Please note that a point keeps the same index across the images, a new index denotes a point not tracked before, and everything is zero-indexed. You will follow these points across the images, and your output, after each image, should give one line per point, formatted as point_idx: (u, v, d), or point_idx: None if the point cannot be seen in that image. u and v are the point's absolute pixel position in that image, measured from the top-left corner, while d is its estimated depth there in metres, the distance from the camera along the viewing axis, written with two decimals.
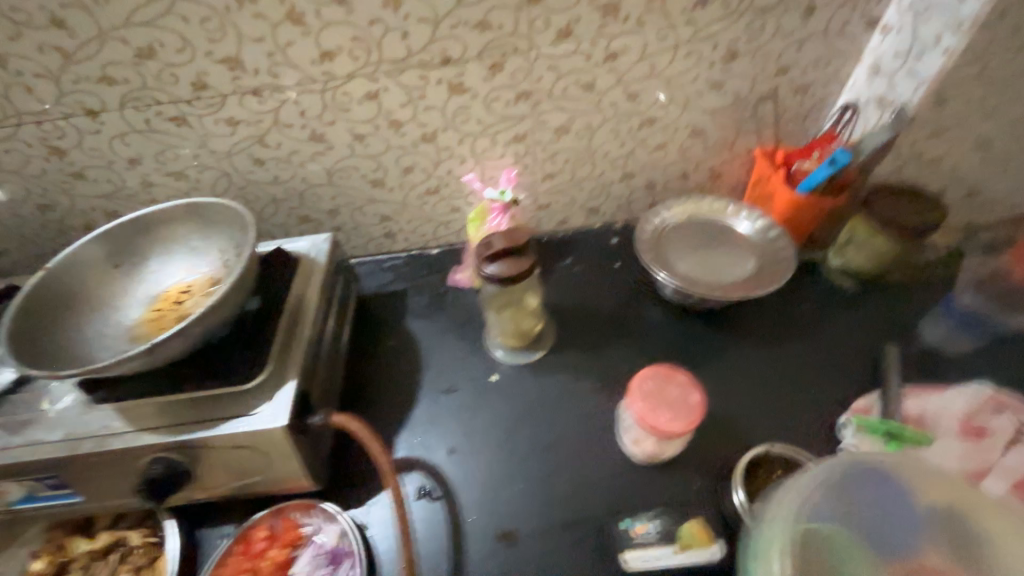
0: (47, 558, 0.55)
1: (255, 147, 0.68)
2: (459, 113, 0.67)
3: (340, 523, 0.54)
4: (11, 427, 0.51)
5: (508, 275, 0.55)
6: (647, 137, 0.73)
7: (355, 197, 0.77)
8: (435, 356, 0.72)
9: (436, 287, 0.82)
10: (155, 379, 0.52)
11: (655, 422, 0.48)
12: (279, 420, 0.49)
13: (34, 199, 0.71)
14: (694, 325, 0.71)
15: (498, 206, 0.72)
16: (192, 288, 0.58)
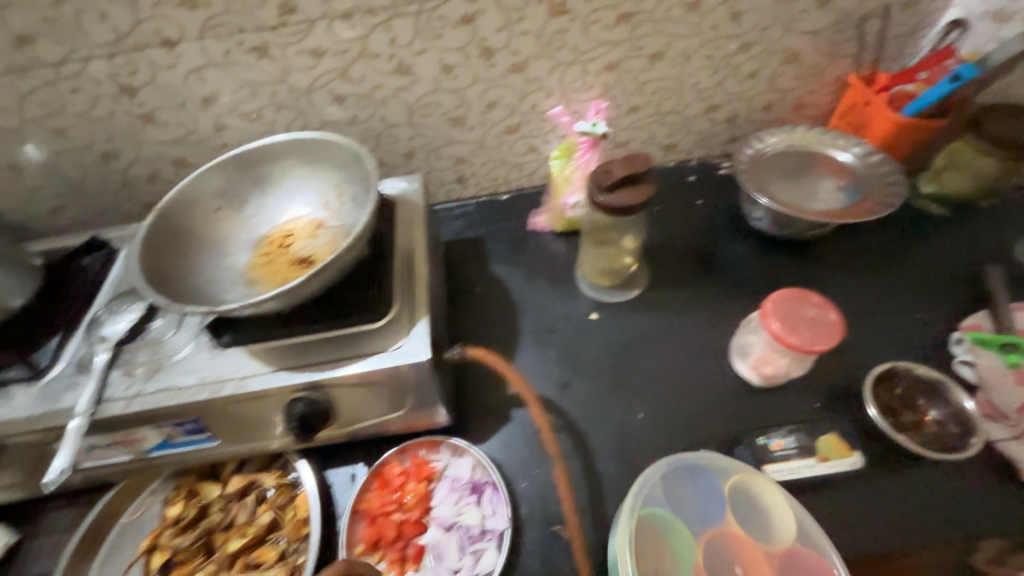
0: (183, 503, 0.57)
1: (338, 82, 0.64)
2: (554, 39, 0.63)
3: (472, 455, 0.54)
4: (140, 374, 0.50)
5: (632, 203, 0.54)
6: (741, 63, 0.70)
7: (433, 137, 0.73)
8: (528, 299, 0.71)
9: (514, 233, 0.79)
10: (280, 323, 0.50)
11: (798, 341, 0.48)
12: (422, 354, 0.49)
13: (98, 147, 0.66)
14: (791, 257, 0.70)
15: (586, 141, 0.69)
16: (299, 231, 0.56)
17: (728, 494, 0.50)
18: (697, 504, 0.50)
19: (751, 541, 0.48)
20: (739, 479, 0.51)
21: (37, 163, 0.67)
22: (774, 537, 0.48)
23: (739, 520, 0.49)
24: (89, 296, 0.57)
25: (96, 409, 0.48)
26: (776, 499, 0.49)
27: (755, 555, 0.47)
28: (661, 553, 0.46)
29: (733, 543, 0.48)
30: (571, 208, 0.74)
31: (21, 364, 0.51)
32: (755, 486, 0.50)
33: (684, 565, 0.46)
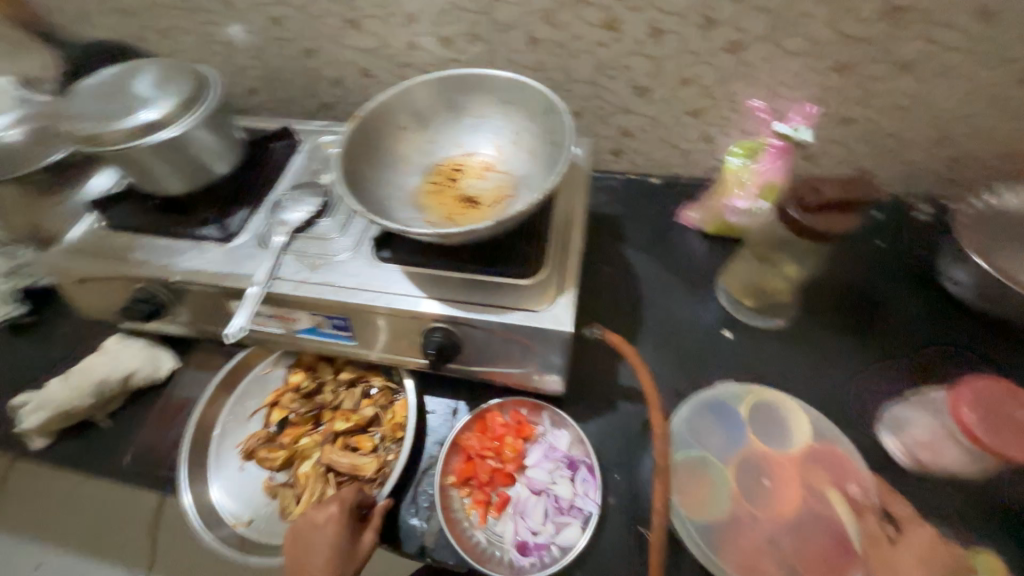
0: (301, 374, 0.64)
1: (539, 24, 0.61)
2: (790, 22, 0.55)
3: (571, 430, 0.55)
4: (309, 264, 0.55)
5: (837, 232, 0.47)
6: (1009, 97, 0.57)
7: (609, 103, 0.69)
8: (658, 294, 0.67)
9: (657, 222, 0.75)
10: (437, 255, 0.52)
11: (993, 443, 0.42)
12: (566, 326, 0.48)
13: (303, 42, 0.71)
14: (983, 338, 0.60)
15: (778, 145, 0.61)
16: (470, 168, 0.57)
17: (744, 416, 0.56)
18: (722, 435, 0.55)
19: (767, 446, 0.54)
20: (753, 399, 0.57)
21: (250, 46, 0.73)
22: (789, 439, 0.54)
23: (757, 432, 0.55)
24: (274, 179, 0.63)
25: (270, 283, 0.54)
26: (789, 410, 0.56)
27: (780, 459, 0.53)
28: (699, 480, 0.52)
29: (760, 460, 0.53)
30: (733, 212, 0.67)
31: (216, 225, 0.58)
32: (768, 402, 0.57)
33: (723, 495, 0.51)
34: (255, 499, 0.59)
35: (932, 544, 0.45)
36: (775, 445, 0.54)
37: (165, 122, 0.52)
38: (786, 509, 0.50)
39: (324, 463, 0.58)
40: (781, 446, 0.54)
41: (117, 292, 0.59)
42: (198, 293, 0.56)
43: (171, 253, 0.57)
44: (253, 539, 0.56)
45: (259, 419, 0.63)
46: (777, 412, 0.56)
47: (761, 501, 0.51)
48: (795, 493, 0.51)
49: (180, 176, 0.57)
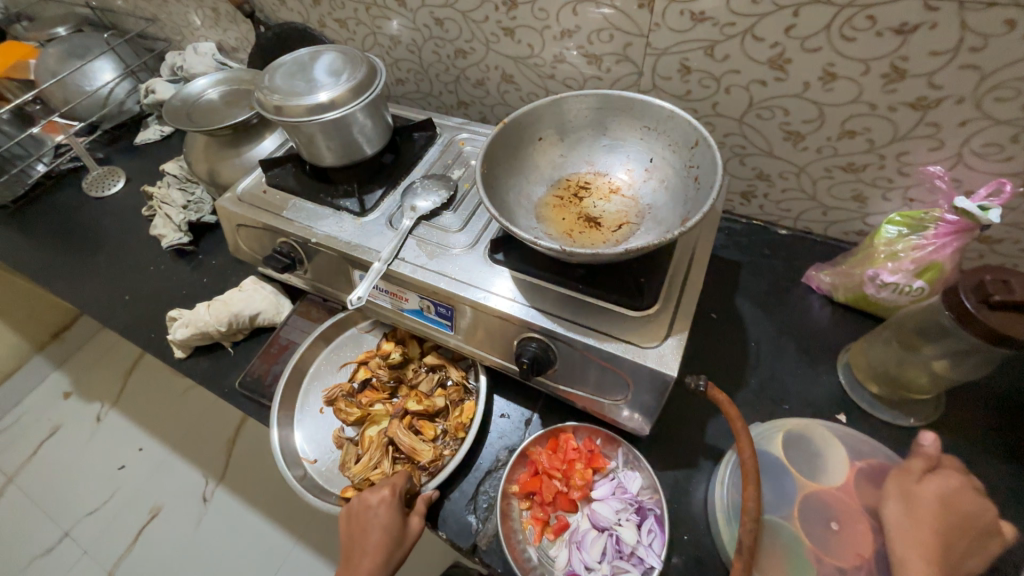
0: (393, 345, 0.66)
1: (697, 54, 0.59)
2: (1005, 86, 0.47)
3: (645, 475, 0.53)
4: (428, 251, 0.58)
5: (1021, 338, 0.40)
6: None
7: (752, 143, 0.65)
8: (765, 354, 0.62)
9: (777, 276, 0.69)
10: (548, 268, 0.53)
11: None
12: (671, 369, 0.46)
13: (458, 43, 0.75)
14: None
15: (954, 222, 0.53)
16: (598, 188, 0.57)
17: (785, 457, 0.53)
18: (775, 488, 0.51)
19: (816, 484, 0.51)
20: (787, 435, 0.54)
21: (411, 41, 0.79)
22: (837, 472, 0.52)
23: (802, 471, 0.52)
24: (410, 166, 0.68)
25: (391, 261, 0.58)
26: (821, 437, 0.54)
27: (834, 494, 0.50)
28: (772, 550, 0.48)
29: (825, 507, 0.50)
30: (876, 285, 0.59)
31: (354, 199, 0.64)
32: (798, 432, 0.54)
33: (802, 563, 0.47)
34: (325, 444, 0.63)
35: (960, 486, 0.47)
36: (829, 484, 0.51)
37: (335, 104, 0.58)
38: (865, 551, 0.47)
39: (387, 435, 0.59)
40: (827, 481, 0.51)
41: (264, 241, 0.67)
42: (327, 257, 0.62)
43: (313, 217, 0.64)
44: (314, 480, 0.60)
45: (347, 371, 0.68)
46: (809, 444, 0.54)
47: (838, 552, 0.47)
48: (867, 530, 0.48)
49: (336, 151, 0.63)
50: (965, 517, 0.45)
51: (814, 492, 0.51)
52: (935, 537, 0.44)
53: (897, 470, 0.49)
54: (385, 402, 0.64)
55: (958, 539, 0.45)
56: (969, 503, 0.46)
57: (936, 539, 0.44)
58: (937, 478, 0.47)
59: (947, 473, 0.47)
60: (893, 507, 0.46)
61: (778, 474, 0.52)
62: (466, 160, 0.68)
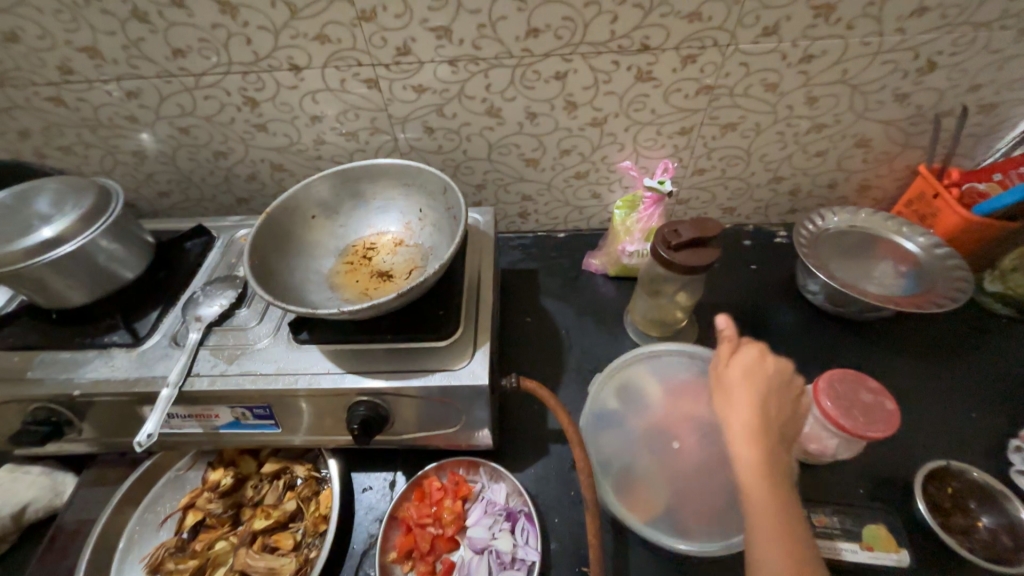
0: (223, 470, 0.60)
1: (432, 116, 0.69)
2: (637, 101, 0.67)
3: (508, 482, 0.57)
4: (226, 356, 0.55)
5: (690, 265, 0.56)
6: (811, 142, 0.72)
7: (506, 174, 0.78)
8: (575, 336, 0.73)
9: (567, 270, 0.83)
10: (355, 330, 0.55)
11: (849, 423, 0.49)
12: (483, 379, 0.52)
13: (213, 146, 0.74)
14: (837, 332, 0.70)
15: (651, 197, 0.71)
16: (382, 246, 0.61)
17: (620, 403, 0.62)
18: (622, 433, 0.59)
19: (648, 414, 0.61)
20: (616, 384, 0.63)
21: (159, 153, 0.75)
22: (659, 396, 0.62)
23: (636, 410, 0.61)
24: (189, 277, 0.64)
25: (184, 382, 0.53)
26: (640, 374, 0.64)
27: (664, 419, 0.60)
28: (636, 487, 0.55)
29: (660, 429, 0.59)
30: (627, 255, 0.76)
31: (123, 330, 0.57)
32: (624, 379, 0.63)
33: (658, 486, 0.55)
34: None
35: (761, 352, 0.48)
36: (656, 408, 0.61)
37: (63, 239, 0.52)
38: (695, 450, 0.57)
39: (236, 569, 0.53)
40: (654, 408, 0.61)
41: (9, 416, 0.55)
42: (104, 404, 0.54)
43: (71, 366, 0.55)
44: None
45: (170, 526, 0.58)
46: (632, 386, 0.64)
47: (679, 462, 0.57)
48: (691, 434, 0.59)
49: (83, 288, 0.56)
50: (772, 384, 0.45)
51: (650, 423, 0.60)
52: (753, 417, 0.43)
53: (712, 365, 0.50)
54: (227, 536, 0.56)
55: (776, 406, 0.45)
56: (774, 368, 0.47)
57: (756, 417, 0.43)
58: (740, 359, 0.47)
59: (748, 349, 0.48)
60: (716, 404, 0.46)
61: (620, 420, 0.60)
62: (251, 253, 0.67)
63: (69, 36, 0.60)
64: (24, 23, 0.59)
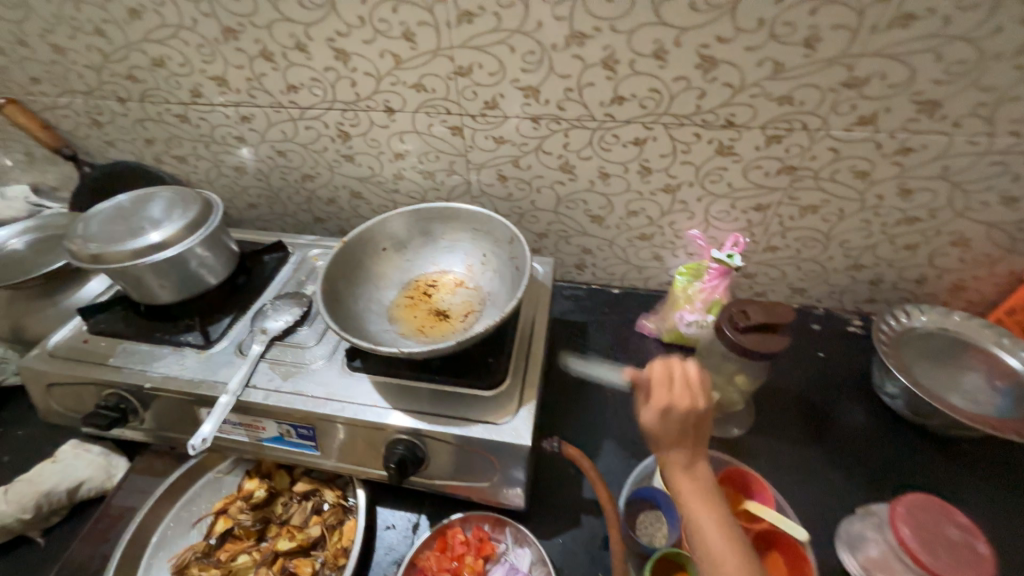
0: (257, 481, 0.61)
1: (507, 166, 0.72)
2: (713, 173, 0.66)
3: (533, 549, 0.54)
4: (283, 372, 0.58)
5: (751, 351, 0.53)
6: (899, 234, 0.68)
7: (570, 227, 0.79)
8: (620, 400, 0.70)
9: (619, 329, 0.81)
10: (408, 367, 0.56)
11: (932, 563, 0.43)
12: (525, 439, 0.50)
13: (304, 169, 0.81)
14: (915, 444, 0.63)
15: (716, 268, 0.69)
16: (443, 284, 0.63)
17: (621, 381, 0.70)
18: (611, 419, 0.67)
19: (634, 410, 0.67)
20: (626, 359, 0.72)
21: (256, 170, 0.83)
22: None
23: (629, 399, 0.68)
24: (261, 289, 0.68)
25: (242, 392, 0.55)
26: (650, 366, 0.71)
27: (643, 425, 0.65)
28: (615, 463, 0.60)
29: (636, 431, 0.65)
30: (685, 324, 0.73)
31: (197, 332, 0.61)
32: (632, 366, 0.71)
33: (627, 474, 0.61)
34: None
35: (667, 397, 0.46)
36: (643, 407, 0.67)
37: (167, 245, 0.58)
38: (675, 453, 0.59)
39: None
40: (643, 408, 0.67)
41: (85, 396, 0.59)
42: (167, 400, 0.57)
43: (148, 359, 0.59)
44: None
45: (202, 527, 0.60)
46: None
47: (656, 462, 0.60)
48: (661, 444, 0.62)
49: (171, 288, 0.61)
50: (684, 419, 0.45)
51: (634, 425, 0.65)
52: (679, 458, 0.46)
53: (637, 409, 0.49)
54: (250, 551, 0.57)
55: (694, 436, 0.46)
56: (687, 405, 0.45)
57: (683, 456, 0.45)
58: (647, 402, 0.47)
59: (655, 393, 0.47)
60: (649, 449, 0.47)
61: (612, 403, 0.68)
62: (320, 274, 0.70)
63: (205, 66, 0.69)
64: (171, 53, 0.68)
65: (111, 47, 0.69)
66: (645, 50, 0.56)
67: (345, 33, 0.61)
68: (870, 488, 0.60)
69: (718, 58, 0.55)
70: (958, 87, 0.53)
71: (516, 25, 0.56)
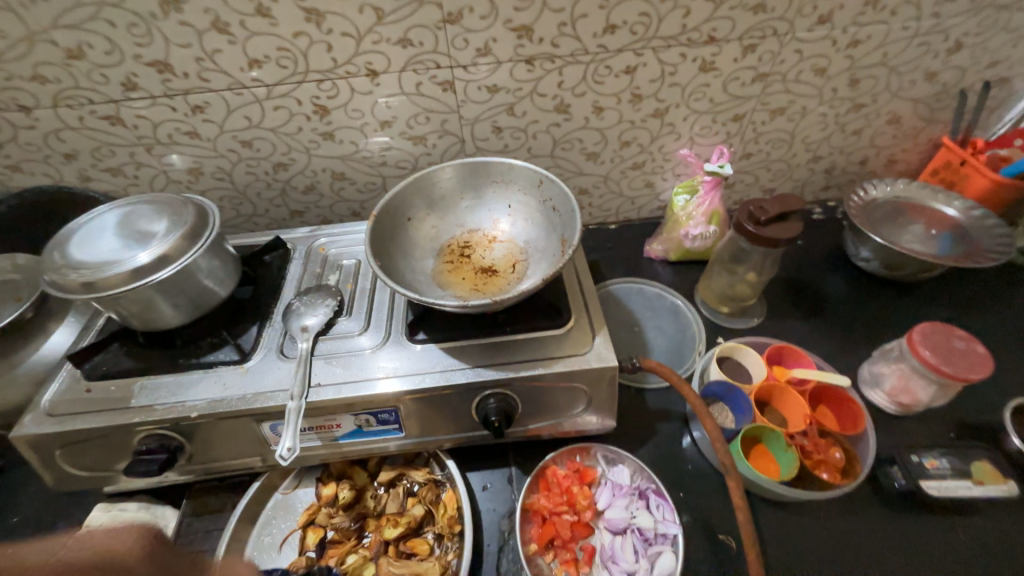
0: (335, 485, 0.57)
1: (503, 115, 0.71)
2: (698, 91, 0.71)
3: (629, 463, 0.58)
4: (342, 364, 0.54)
5: (777, 239, 0.60)
6: (850, 122, 0.78)
7: (566, 170, 0.79)
8: (651, 318, 0.76)
9: (627, 259, 0.85)
10: (474, 327, 0.56)
11: (952, 369, 0.54)
12: (612, 360, 0.53)
13: (274, 158, 0.72)
14: (890, 295, 0.76)
15: (710, 180, 0.75)
16: (478, 240, 0.63)
17: (633, 306, 0.77)
18: (635, 338, 0.72)
19: (649, 328, 0.74)
20: (632, 288, 0.80)
21: (214, 169, 0.73)
22: (659, 318, 0.76)
23: (644, 320, 0.75)
24: (277, 292, 0.63)
25: (308, 393, 0.51)
26: (653, 292, 0.79)
27: (661, 340, 0.73)
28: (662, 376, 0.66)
29: (658, 344, 0.72)
30: (691, 239, 0.79)
31: (230, 348, 0.56)
32: (639, 293, 0.79)
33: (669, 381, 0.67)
34: None
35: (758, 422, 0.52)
36: (655, 325, 0.75)
37: (169, 258, 0.50)
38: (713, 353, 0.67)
39: None
40: (655, 326, 0.75)
41: (112, 450, 0.52)
42: (217, 428, 0.51)
43: (182, 389, 0.52)
44: None
45: (293, 545, 0.56)
46: (730, 360, 0.67)
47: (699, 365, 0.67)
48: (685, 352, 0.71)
49: (184, 307, 0.54)
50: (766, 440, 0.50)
51: (654, 340, 0.72)
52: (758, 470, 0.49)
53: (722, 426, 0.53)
54: (356, 550, 0.55)
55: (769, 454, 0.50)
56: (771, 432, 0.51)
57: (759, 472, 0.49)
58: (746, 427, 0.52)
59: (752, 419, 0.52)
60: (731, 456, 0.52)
61: (631, 325, 0.74)
62: (336, 262, 0.66)
63: (140, 50, 0.59)
64: (93, 39, 0.57)
65: (6, 42, 0.56)
66: None
67: None
68: (870, 338, 0.71)
69: None
70: None
71: None
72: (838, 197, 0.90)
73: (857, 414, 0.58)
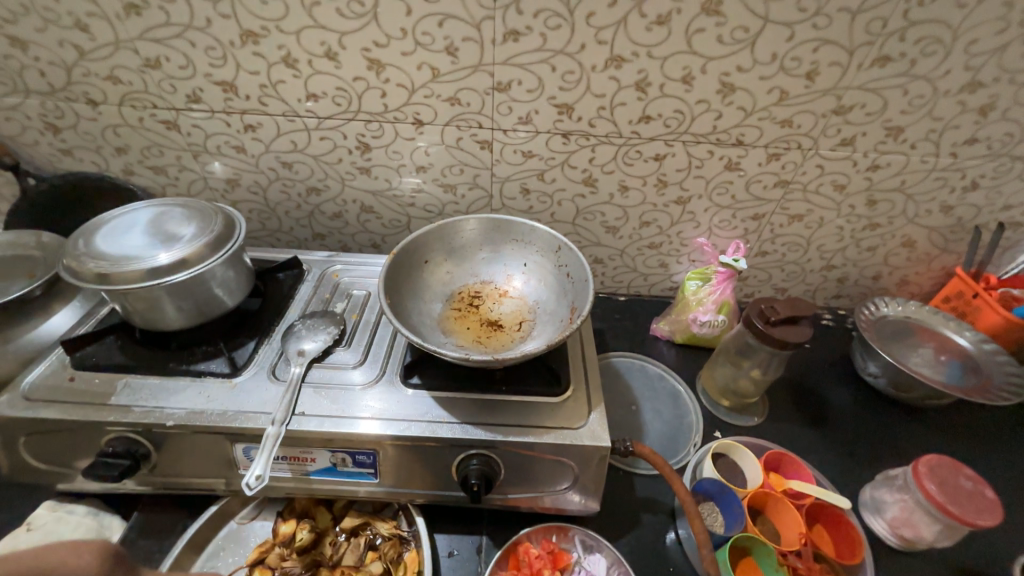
0: (295, 523, 0.54)
1: (532, 179, 0.74)
2: (721, 187, 0.74)
3: (607, 553, 0.54)
4: (331, 396, 0.53)
5: (786, 340, 0.59)
6: (865, 238, 0.80)
7: (585, 238, 0.82)
8: (649, 399, 0.74)
9: (633, 334, 0.85)
10: (470, 381, 0.55)
11: (959, 510, 0.51)
12: (604, 440, 0.51)
13: (310, 182, 0.75)
14: (895, 416, 0.74)
15: (724, 272, 0.76)
16: (487, 293, 0.64)
17: (632, 383, 0.76)
18: (631, 416, 0.70)
19: (647, 408, 0.72)
20: (634, 364, 0.79)
21: (251, 183, 0.76)
22: (657, 399, 0.74)
23: (642, 399, 0.73)
24: (283, 310, 0.63)
25: (290, 421, 0.49)
26: (655, 372, 0.78)
27: (657, 424, 0.70)
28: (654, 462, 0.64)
29: (653, 427, 0.70)
30: (698, 325, 0.79)
31: (222, 359, 0.55)
32: (640, 370, 0.78)
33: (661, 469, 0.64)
34: None
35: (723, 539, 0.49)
36: (652, 406, 0.73)
37: (187, 263, 0.51)
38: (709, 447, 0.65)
39: None
40: (652, 407, 0.73)
41: (78, 446, 0.50)
42: (188, 441, 0.49)
43: (164, 394, 0.51)
44: None
45: None
46: (725, 458, 0.64)
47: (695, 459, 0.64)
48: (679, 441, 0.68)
49: (188, 312, 0.54)
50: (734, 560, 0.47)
51: (650, 423, 0.70)
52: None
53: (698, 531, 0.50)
54: None
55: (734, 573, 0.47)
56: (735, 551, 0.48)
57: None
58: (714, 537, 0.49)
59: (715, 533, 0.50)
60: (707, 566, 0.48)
61: (628, 402, 0.73)
62: (346, 290, 0.67)
63: (211, 70, 0.64)
64: (172, 53, 0.62)
65: (94, 44, 0.62)
66: (675, 75, 0.62)
67: (384, 44, 0.61)
68: (873, 459, 0.68)
69: (736, 85, 0.63)
70: (917, 116, 0.65)
71: (560, 46, 0.60)
72: (848, 307, 0.91)
73: (854, 541, 0.55)
